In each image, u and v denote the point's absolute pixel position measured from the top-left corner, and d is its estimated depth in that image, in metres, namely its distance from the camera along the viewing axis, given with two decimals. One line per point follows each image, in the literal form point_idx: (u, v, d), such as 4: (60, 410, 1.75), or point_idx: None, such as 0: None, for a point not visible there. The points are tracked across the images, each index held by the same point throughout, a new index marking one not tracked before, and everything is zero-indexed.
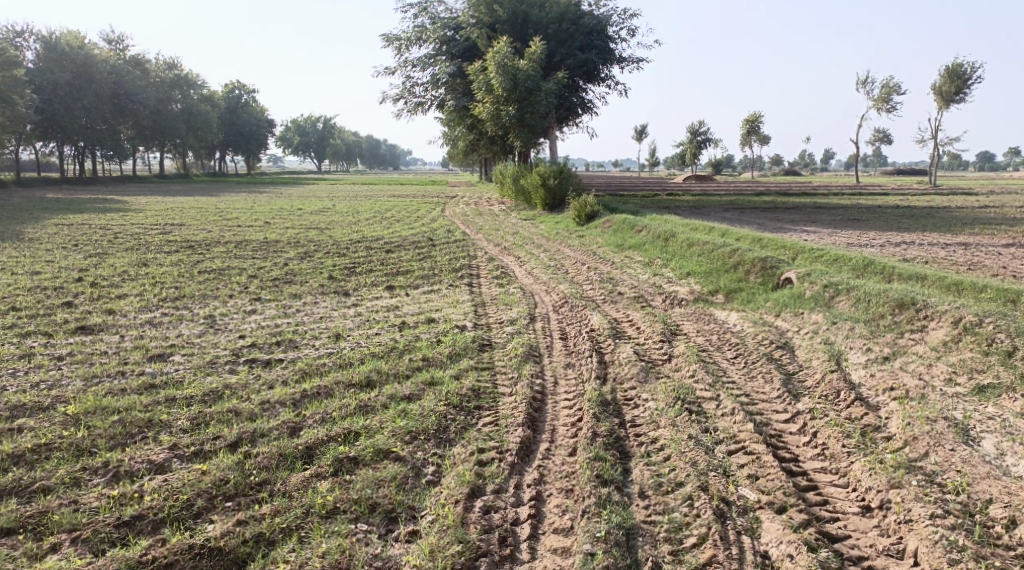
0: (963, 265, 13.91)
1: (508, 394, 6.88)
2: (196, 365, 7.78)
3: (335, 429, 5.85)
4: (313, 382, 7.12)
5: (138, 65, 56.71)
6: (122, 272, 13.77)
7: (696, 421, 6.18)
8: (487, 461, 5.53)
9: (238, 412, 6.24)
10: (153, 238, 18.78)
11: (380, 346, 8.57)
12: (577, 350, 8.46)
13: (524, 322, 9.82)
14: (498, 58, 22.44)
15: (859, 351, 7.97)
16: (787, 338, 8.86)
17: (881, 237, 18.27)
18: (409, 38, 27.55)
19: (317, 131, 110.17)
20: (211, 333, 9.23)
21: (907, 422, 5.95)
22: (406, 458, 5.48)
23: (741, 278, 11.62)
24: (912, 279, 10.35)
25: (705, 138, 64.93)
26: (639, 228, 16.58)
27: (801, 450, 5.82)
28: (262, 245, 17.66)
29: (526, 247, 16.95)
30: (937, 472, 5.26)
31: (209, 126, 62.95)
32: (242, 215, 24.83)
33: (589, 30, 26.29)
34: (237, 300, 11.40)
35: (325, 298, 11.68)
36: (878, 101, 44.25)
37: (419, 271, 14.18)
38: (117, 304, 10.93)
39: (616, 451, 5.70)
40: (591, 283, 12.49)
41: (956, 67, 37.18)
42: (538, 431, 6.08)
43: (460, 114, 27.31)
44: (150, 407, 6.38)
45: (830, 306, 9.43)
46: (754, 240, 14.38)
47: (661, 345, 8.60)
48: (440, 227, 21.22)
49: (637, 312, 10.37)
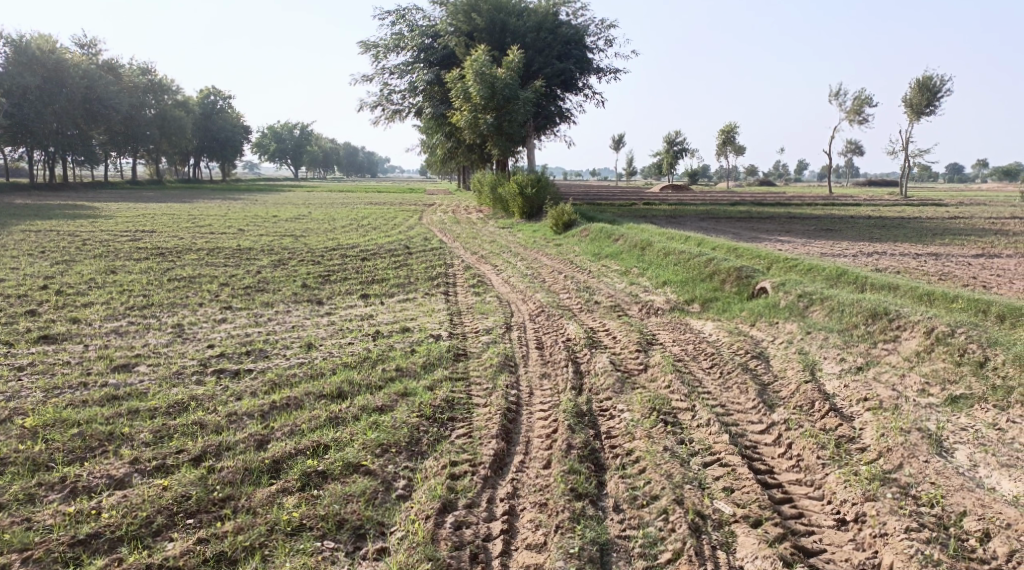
0: (934, 274, 14.07)
1: (482, 405, 6.78)
2: (162, 376, 7.60)
3: (303, 442, 5.71)
4: (283, 393, 6.97)
5: (111, 70, 55.92)
6: (89, 280, 13.49)
7: (672, 433, 6.12)
8: (459, 475, 5.42)
9: (204, 424, 6.09)
10: (124, 244, 18.46)
11: (352, 355, 8.43)
12: (553, 360, 8.39)
13: (500, 331, 9.73)
14: (476, 66, 22.39)
15: (833, 362, 7.99)
16: (762, 348, 8.86)
17: (854, 247, 18.46)
18: (387, 46, 27.44)
19: (294, 137, 109.53)
20: (179, 343, 9.02)
21: (881, 433, 5.94)
22: (376, 472, 5.35)
23: (717, 287, 11.63)
24: (884, 289, 10.42)
25: (682, 148, 65.46)
26: (616, 237, 16.59)
27: (776, 462, 5.79)
28: (235, 253, 17.40)
29: (503, 256, 16.87)
30: (912, 484, 5.24)
31: (184, 132, 62.22)
32: (216, 222, 24.50)
33: (567, 40, 26.37)
34: (207, 309, 11.18)
35: (298, 306, 11.51)
36: (850, 113, 44.93)
37: (394, 279, 14.04)
38: (82, 312, 10.68)
39: (591, 463, 5.62)
40: (567, 292, 12.43)
41: (926, 81, 37.83)
42: (512, 443, 5.98)
43: (438, 122, 27.24)
44: (112, 419, 6.21)
45: (805, 316, 9.46)
46: (730, 249, 14.43)
47: (637, 355, 8.55)
48: (416, 235, 21.09)
49: (613, 321, 10.31)
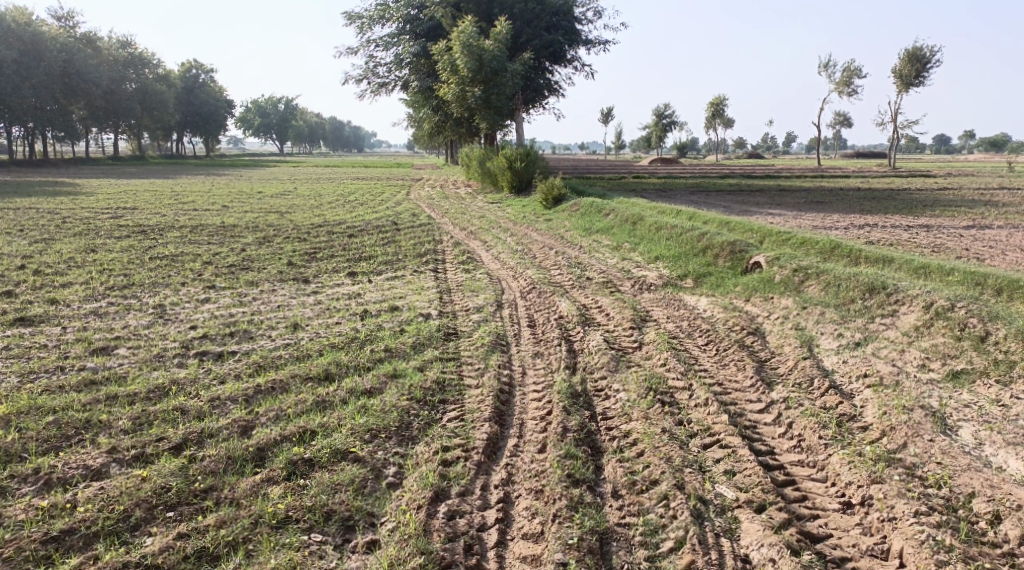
0: (926, 247, 13.94)
1: (474, 387, 6.59)
2: (142, 359, 7.37)
3: (288, 428, 5.50)
4: (267, 376, 6.75)
5: (89, 44, 54.62)
6: (68, 259, 13.14)
7: (670, 413, 5.95)
8: (451, 461, 5.24)
9: (185, 411, 5.90)
10: (105, 222, 18.05)
11: (340, 336, 8.20)
12: (545, 339, 8.20)
13: (491, 309, 9.52)
14: (463, 38, 21.90)
15: (831, 337, 7.84)
16: (758, 323, 8.69)
17: (845, 220, 18.33)
18: (371, 17, 26.85)
19: (278, 112, 108.16)
20: (160, 324, 8.77)
21: (884, 412, 5.79)
22: (365, 459, 5.15)
23: (709, 262, 11.44)
24: (879, 263, 10.26)
25: (671, 121, 65.01)
26: (607, 211, 16.35)
27: (777, 442, 5.64)
28: (219, 230, 17.06)
29: (493, 231, 16.62)
30: (918, 464, 5.11)
31: (166, 107, 61.06)
32: (199, 199, 24.05)
33: (554, 11, 25.86)
34: (190, 289, 10.89)
35: (283, 285, 11.24)
36: (839, 84, 44.66)
37: (382, 256, 13.77)
38: (61, 293, 10.39)
39: (587, 447, 5.45)
40: (559, 268, 12.20)
41: (916, 51, 37.52)
42: (506, 426, 5.81)
43: (424, 95, 26.78)
44: (90, 405, 6.00)
45: (800, 291, 9.30)
46: (721, 223, 14.24)
47: (631, 333, 8.38)
48: (404, 211, 20.76)
49: (606, 297, 10.13)
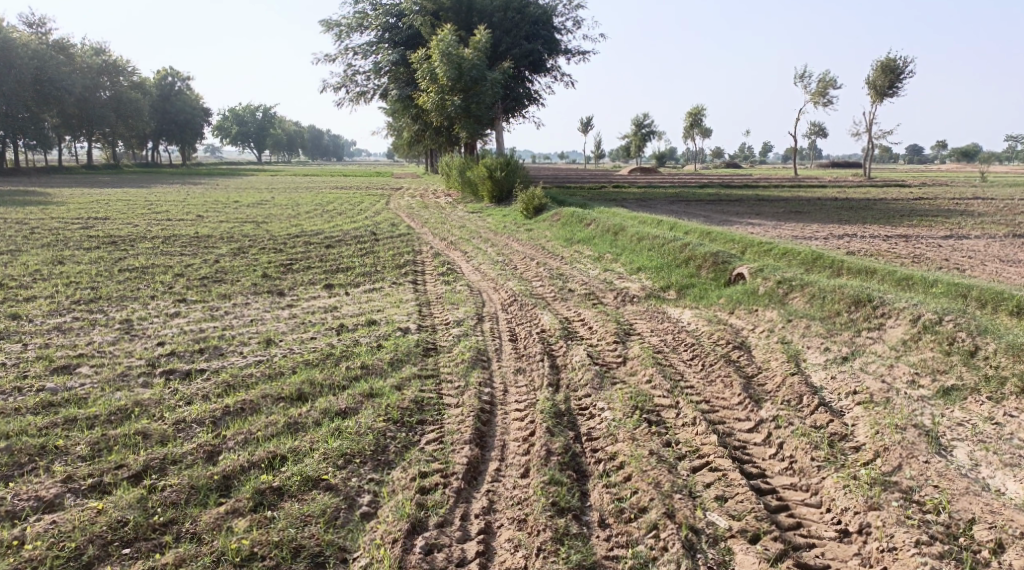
0: (906, 257, 13.90)
1: (454, 406, 6.33)
2: (105, 379, 7.04)
3: (257, 453, 5.23)
4: (237, 396, 6.45)
5: (62, 51, 53.74)
6: (34, 271, 12.70)
7: (657, 434, 5.73)
8: (429, 488, 4.98)
9: (148, 435, 5.62)
10: (74, 233, 17.58)
11: (314, 352, 7.91)
12: (528, 354, 7.96)
13: (471, 323, 9.27)
14: (443, 46, 21.71)
15: (818, 351, 7.69)
16: (743, 337, 8.50)
17: (825, 230, 18.33)
18: (350, 25, 26.58)
19: (256, 120, 107.30)
20: (126, 340, 8.43)
21: (876, 431, 5.61)
22: (338, 488, 4.88)
23: (692, 273, 11.28)
24: (862, 274, 10.16)
25: (649, 131, 65.26)
26: (588, 221, 16.17)
27: (768, 464, 5.46)
28: (192, 240, 16.65)
29: (473, 242, 16.37)
30: (915, 489, 4.95)
31: (141, 115, 60.15)
32: (173, 208, 23.57)
33: (534, 20, 25.75)
34: (159, 302, 10.54)
35: (257, 298, 10.92)
36: (815, 95, 45.09)
37: (360, 268, 13.48)
38: (23, 307, 9.99)
39: (572, 471, 5.23)
40: (540, 280, 12.00)
41: (889, 63, 37.93)
42: (487, 449, 5.58)
43: (404, 103, 26.55)
44: (46, 430, 5.68)
45: (785, 303, 9.15)
46: (703, 233, 14.12)
47: (614, 347, 8.17)
48: (383, 221, 20.46)
49: (588, 310, 9.92)
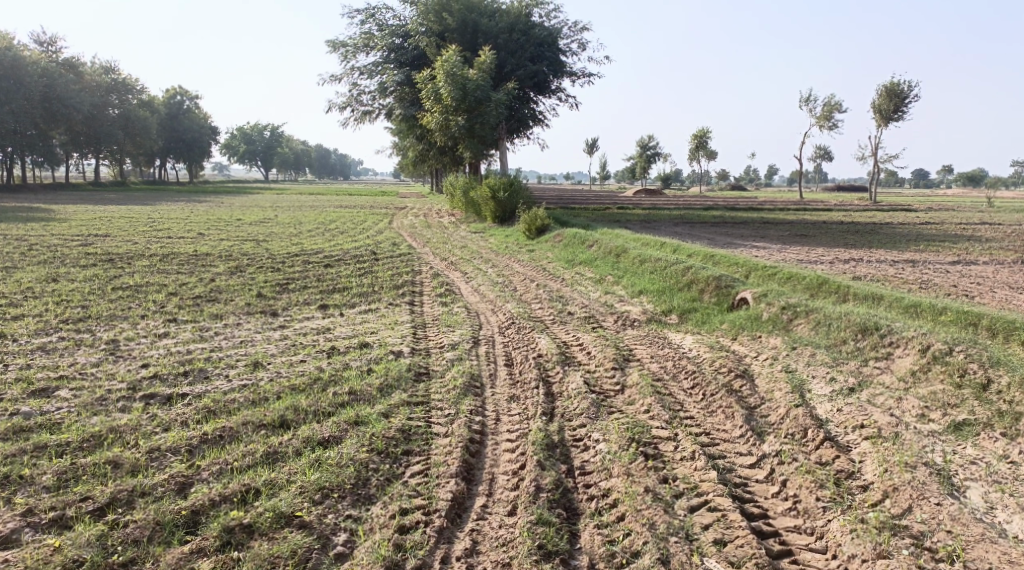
0: (913, 283, 13.66)
1: (442, 436, 6.05)
2: (84, 402, 6.80)
3: (230, 486, 5.07)
4: (217, 423, 6.18)
5: (71, 69, 54.11)
6: (26, 289, 12.51)
7: (653, 469, 5.43)
8: (409, 527, 4.78)
9: (120, 464, 5.37)
10: (72, 250, 17.41)
11: (302, 376, 7.64)
12: (523, 380, 7.68)
13: (466, 346, 9.00)
14: (447, 67, 21.63)
15: (823, 381, 7.40)
16: (746, 365, 8.21)
17: (830, 254, 18.08)
18: (355, 45, 26.58)
19: (263, 139, 107.79)
20: (110, 362, 8.19)
21: (885, 469, 5.31)
22: (312, 526, 4.72)
23: (694, 297, 11.03)
24: (869, 300, 9.90)
25: (655, 152, 65.22)
26: (590, 242, 15.96)
27: (771, 503, 5.17)
28: (190, 259, 16.46)
29: (474, 262, 16.13)
30: (926, 534, 4.68)
31: (149, 132, 60.41)
32: (174, 226, 23.45)
33: (539, 42, 25.72)
34: (149, 322, 10.31)
35: (249, 319, 10.68)
36: (821, 118, 44.99)
37: (357, 288, 13.26)
38: (10, 326, 9.77)
39: (562, 510, 5.00)
40: (539, 303, 11.74)
41: (894, 87, 37.83)
42: (474, 484, 5.33)
43: (409, 123, 26.52)
44: (12, 458, 5.45)
45: (789, 331, 8.88)
46: (706, 256, 13.89)
47: (613, 374, 7.89)
48: (384, 240, 20.28)
49: (587, 334, 9.64)
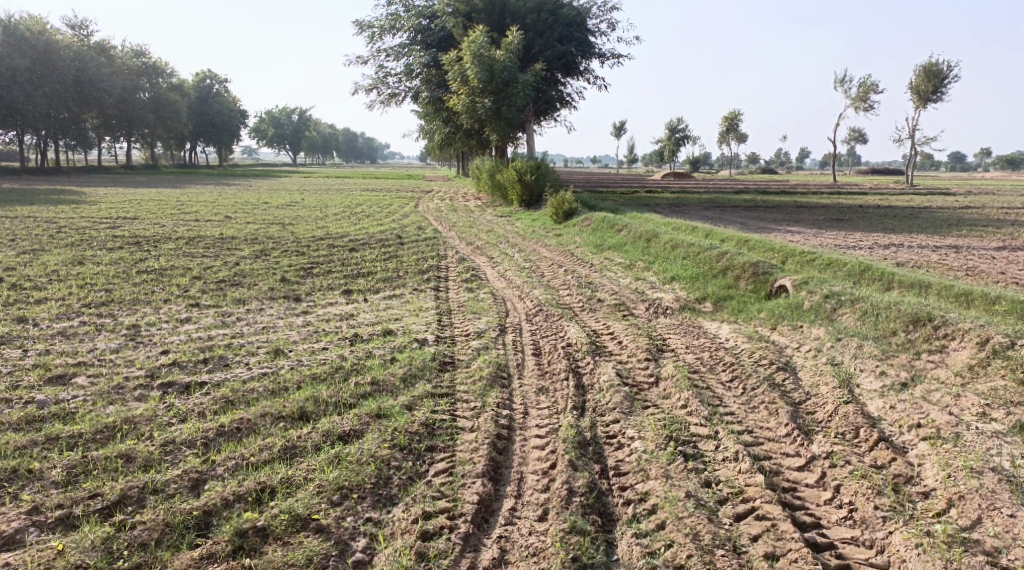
0: (958, 270, 13.07)
1: (468, 431, 5.72)
2: (101, 390, 6.58)
3: (245, 484, 4.85)
4: (235, 414, 5.92)
5: (102, 52, 54.33)
6: (51, 272, 12.42)
7: (694, 471, 5.07)
8: (433, 533, 4.53)
9: (133, 457, 5.15)
10: (99, 232, 17.35)
11: (324, 364, 7.35)
12: (552, 371, 7.32)
13: (492, 334, 8.66)
14: (474, 47, 21.20)
15: (872, 375, 6.95)
16: (787, 357, 7.77)
17: (868, 239, 17.45)
18: (382, 27, 26.24)
19: (292, 123, 108.12)
20: (130, 348, 7.98)
21: (948, 475, 4.91)
22: (329, 530, 4.50)
23: (730, 284, 10.58)
24: (915, 288, 9.40)
25: (684, 136, 64.11)
26: (620, 227, 15.51)
27: (824, 511, 4.79)
28: (216, 242, 16.30)
29: (500, 247, 15.78)
30: (1000, 551, 4.30)
31: (179, 116, 60.67)
32: (202, 209, 23.36)
33: (568, 22, 25.14)
34: (171, 307, 10.09)
35: (272, 304, 10.43)
36: (856, 100, 43.77)
37: (381, 272, 12.97)
38: (31, 310, 9.61)
39: (596, 516, 4.69)
40: (568, 289, 11.36)
41: (932, 67, 36.61)
42: (501, 485, 5.03)
43: (435, 106, 26.13)
44: (22, 450, 5.23)
45: (833, 320, 8.40)
46: (741, 241, 13.38)
47: (646, 366, 7.50)
48: (410, 224, 20.00)
49: (619, 323, 9.25)
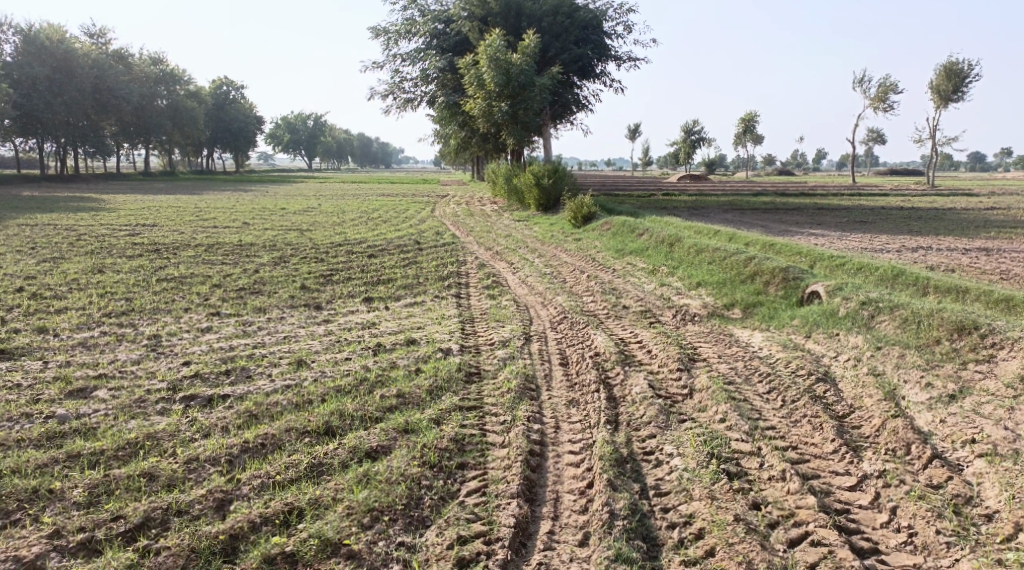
0: (991, 273, 12.71)
1: (499, 447, 5.50)
2: (123, 404, 6.42)
3: (272, 506, 4.67)
4: (259, 429, 5.73)
5: (120, 60, 54.72)
6: (72, 280, 12.34)
7: (741, 492, 4.84)
8: (470, 560, 4.34)
9: (156, 475, 4.98)
10: (119, 240, 17.34)
11: (347, 376, 7.15)
12: (582, 383, 7.08)
13: (518, 343, 8.43)
14: (490, 51, 21.00)
15: (918, 387, 6.66)
16: (825, 367, 7.46)
17: (894, 241, 17.07)
18: (397, 32, 26.15)
19: (307, 128, 108.56)
20: (151, 359, 7.83)
21: (1012, 497, 4.66)
22: (361, 556, 4.32)
23: (759, 290, 10.29)
24: (952, 293, 9.07)
25: (700, 137, 63.59)
26: (641, 230, 15.23)
27: (881, 535, 4.55)
28: (235, 249, 16.21)
29: (520, 252, 15.56)
30: None
31: (196, 122, 60.99)
32: (220, 215, 23.30)
33: (585, 25, 24.90)
34: (192, 316, 9.95)
35: (292, 312, 10.27)
36: (874, 100, 43.21)
37: (401, 279, 12.80)
38: (51, 320, 9.50)
39: (640, 541, 4.48)
40: (592, 295, 11.13)
41: (952, 66, 36.06)
42: (538, 506, 4.82)
43: (451, 111, 25.97)
44: (43, 469, 5.07)
45: (871, 328, 8.08)
46: (766, 245, 13.08)
47: (679, 376, 7.24)
48: (428, 229, 19.85)
49: (646, 331, 8.99)
